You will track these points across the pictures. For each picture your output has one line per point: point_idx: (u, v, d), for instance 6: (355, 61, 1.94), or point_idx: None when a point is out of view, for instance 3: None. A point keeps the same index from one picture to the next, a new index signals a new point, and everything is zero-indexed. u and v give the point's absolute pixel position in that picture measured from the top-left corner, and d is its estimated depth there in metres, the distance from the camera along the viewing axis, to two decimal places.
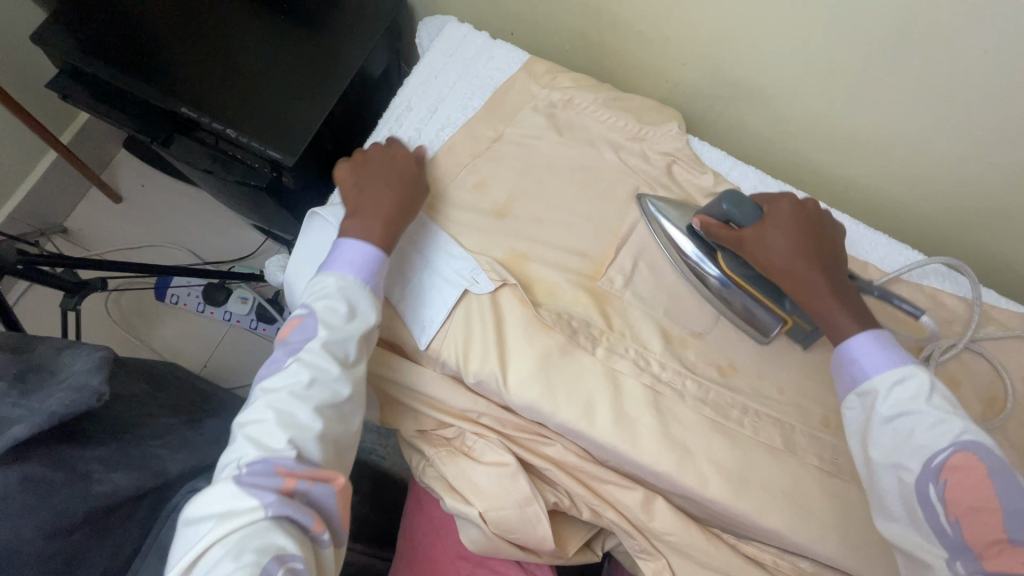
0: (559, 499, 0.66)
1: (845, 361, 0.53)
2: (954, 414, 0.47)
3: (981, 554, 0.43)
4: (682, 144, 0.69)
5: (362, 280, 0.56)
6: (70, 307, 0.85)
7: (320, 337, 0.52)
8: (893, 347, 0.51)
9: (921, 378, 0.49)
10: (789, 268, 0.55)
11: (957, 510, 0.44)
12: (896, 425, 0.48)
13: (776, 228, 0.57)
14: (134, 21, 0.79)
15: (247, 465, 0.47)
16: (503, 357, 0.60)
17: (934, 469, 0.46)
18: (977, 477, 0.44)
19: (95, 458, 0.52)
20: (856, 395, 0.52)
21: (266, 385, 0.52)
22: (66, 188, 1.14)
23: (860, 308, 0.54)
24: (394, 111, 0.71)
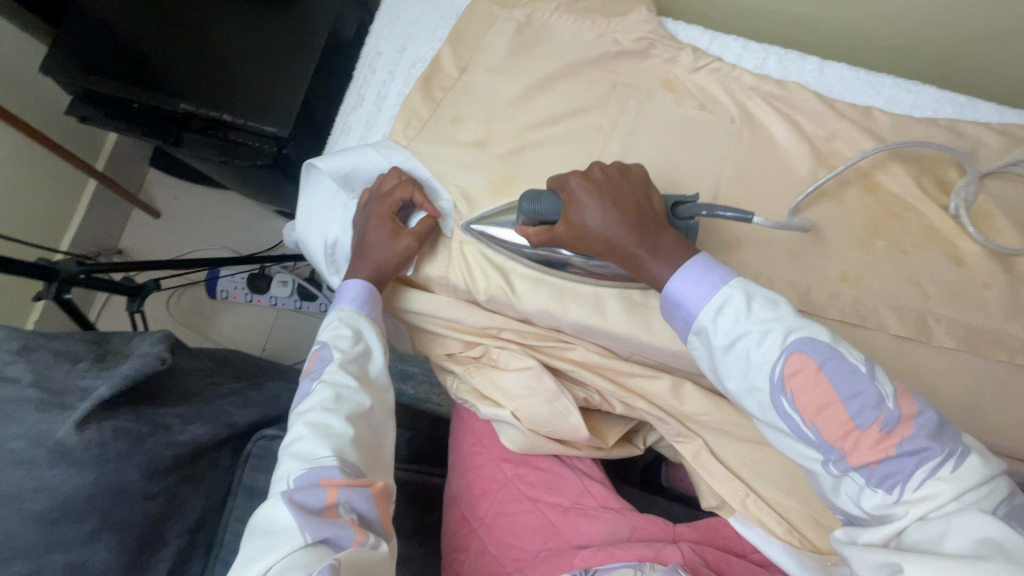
0: (589, 395, 0.69)
1: (673, 304, 0.51)
2: (770, 321, 0.47)
3: (844, 449, 0.43)
4: (655, 26, 0.66)
5: (359, 307, 0.61)
6: (134, 310, 0.96)
7: (335, 359, 0.58)
8: (711, 267, 0.50)
9: (737, 295, 0.48)
10: (608, 238, 0.54)
11: (810, 413, 0.44)
12: (736, 347, 0.48)
13: (579, 211, 0.54)
14: (118, 30, 0.83)
15: (294, 480, 0.52)
16: (505, 270, 0.63)
17: (779, 382, 0.46)
18: (814, 376, 0.44)
19: (173, 414, 0.61)
20: (693, 335, 0.50)
21: (300, 409, 0.57)
22: (110, 213, 1.25)
23: (677, 244, 0.52)
24: (365, 59, 0.71)
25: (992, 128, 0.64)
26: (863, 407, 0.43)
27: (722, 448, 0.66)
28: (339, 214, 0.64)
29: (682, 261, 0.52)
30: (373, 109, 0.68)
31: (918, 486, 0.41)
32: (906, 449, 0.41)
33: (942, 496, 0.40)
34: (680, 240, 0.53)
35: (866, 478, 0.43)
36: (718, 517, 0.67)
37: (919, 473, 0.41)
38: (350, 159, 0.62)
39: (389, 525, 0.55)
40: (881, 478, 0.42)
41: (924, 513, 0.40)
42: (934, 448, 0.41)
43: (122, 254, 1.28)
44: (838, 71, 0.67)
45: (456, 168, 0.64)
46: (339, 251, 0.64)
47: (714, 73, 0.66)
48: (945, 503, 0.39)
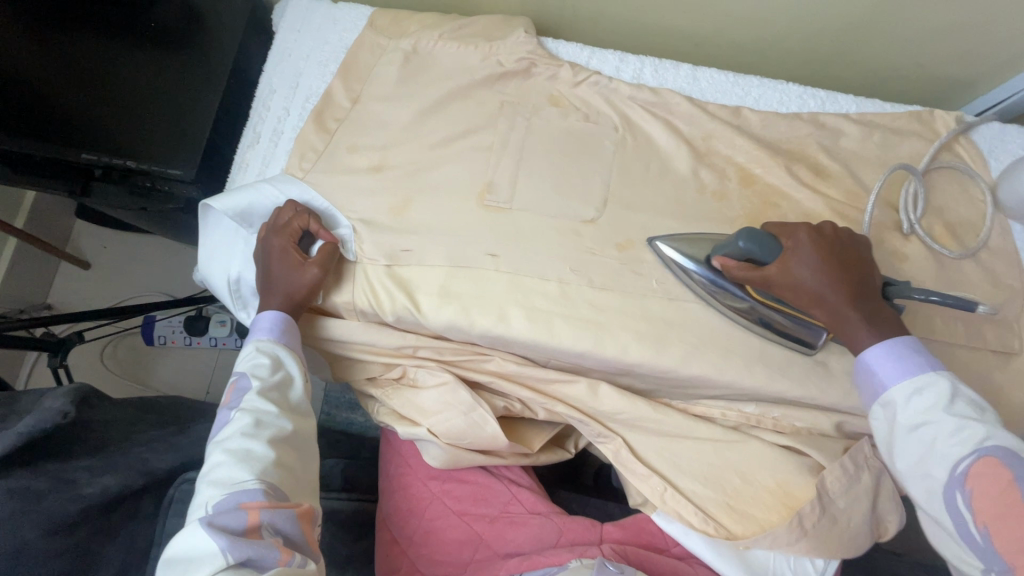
0: (509, 404, 0.71)
1: (867, 369, 0.55)
2: (968, 419, 0.49)
3: (1013, 563, 0.45)
4: (535, 46, 0.70)
5: (276, 336, 0.61)
6: (57, 365, 0.94)
7: (253, 387, 0.57)
8: (919, 351, 0.54)
9: (942, 385, 0.51)
10: (818, 294, 0.56)
11: (983, 515, 0.47)
12: (917, 437, 0.51)
13: (800, 258, 0.57)
14: (9, 82, 0.81)
15: (212, 507, 0.50)
16: (411, 291, 0.64)
17: (959, 477, 0.49)
18: (1002, 482, 0.47)
19: (81, 467, 0.60)
20: (880, 406, 0.54)
21: (218, 438, 0.56)
22: (35, 268, 1.22)
23: (877, 314, 0.55)
24: (260, 96, 0.72)
25: (850, 118, 0.70)
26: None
27: (639, 442, 0.68)
28: (240, 250, 0.65)
29: (888, 333, 0.55)
30: (269, 145, 0.70)
31: None
32: None
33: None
34: (892, 316, 0.56)
35: None
36: (643, 514, 0.70)
37: None
38: (245, 196, 0.64)
39: (314, 547, 0.54)
40: None
41: None
42: None
43: (51, 309, 1.25)
44: (708, 75, 0.72)
45: (355, 196, 0.66)
46: (244, 286, 0.65)
47: (594, 86, 0.70)
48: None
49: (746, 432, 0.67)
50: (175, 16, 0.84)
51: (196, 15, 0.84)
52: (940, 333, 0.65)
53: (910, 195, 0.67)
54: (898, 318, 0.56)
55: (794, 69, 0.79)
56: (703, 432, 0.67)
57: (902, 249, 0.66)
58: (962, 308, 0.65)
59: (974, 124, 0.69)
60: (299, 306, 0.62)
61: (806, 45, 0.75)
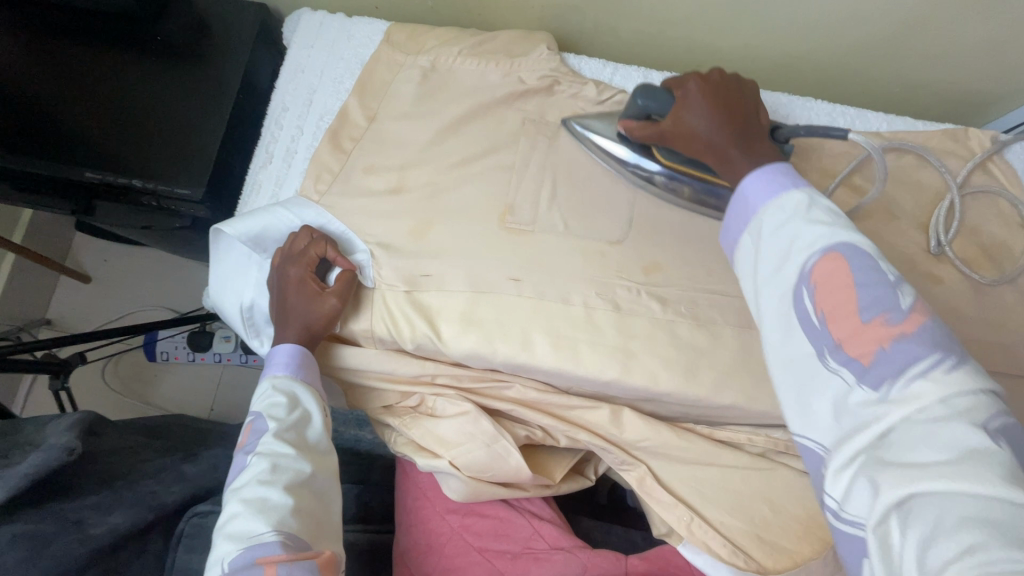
0: (531, 433, 0.68)
1: (738, 202, 0.45)
2: (822, 223, 0.40)
3: (842, 338, 0.37)
4: (557, 62, 0.68)
5: (292, 372, 0.58)
6: (59, 387, 0.91)
7: (269, 429, 0.55)
8: (784, 173, 0.44)
9: (797, 200, 0.42)
10: (710, 140, 0.50)
11: (824, 304, 0.38)
12: (780, 233, 0.41)
13: (690, 108, 0.51)
14: (11, 97, 0.78)
15: (229, 563, 0.48)
16: (431, 318, 0.62)
17: (805, 275, 0.39)
18: (844, 286, 0.37)
19: (88, 505, 0.57)
20: (747, 233, 0.44)
21: (234, 485, 0.53)
22: (34, 282, 1.19)
23: (756, 141, 0.48)
24: (272, 115, 0.70)
25: (882, 137, 0.68)
26: (874, 297, 0.37)
27: (665, 471, 0.66)
28: (253, 276, 0.63)
29: (765, 163, 0.46)
30: (283, 166, 0.67)
31: (905, 386, 0.34)
32: (899, 347, 0.35)
33: (928, 398, 0.33)
34: (775, 152, 0.49)
35: (860, 377, 0.36)
36: (668, 545, 0.67)
37: (911, 370, 0.34)
38: (259, 221, 0.61)
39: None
40: (874, 373, 0.35)
41: (908, 415, 0.33)
42: (924, 352, 0.34)
43: (51, 324, 1.21)
44: None
45: (373, 218, 0.64)
46: (257, 314, 0.63)
47: (619, 103, 0.68)
48: (930, 406, 0.33)
49: (775, 460, 0.65)
50: (183, 30, 0.81)
51: (203, 28, 0.82)
52: (975, 359, 0.63)
53: (943, 215, 0.64)
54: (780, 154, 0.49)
55: (819, 84, 0.77)
56: (732, 460, 0.65)
57: (936, 272, 0.64)
58: (997, 333, 0.63)
59: (1008, 142, 0.67)
60: (314, 335, 0.59)
61: (833, 61, 0.73)
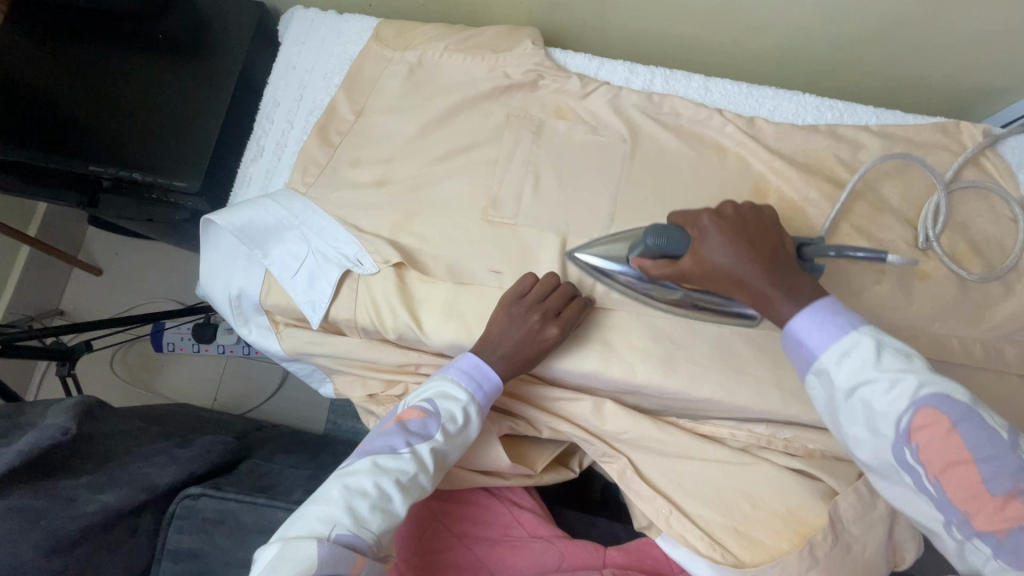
0: (514, 424, 0.69)
1: (793, 344, 0.47)
2: (902, 378, 0.42)
3: (969, 512, 0.40)
4: (542, 57, 0.69)
5: (473, 390, 0.58)
6: (64, 373, 0.94)
7: (425, 436, 0.55)
8: (838, 311, 0.46)
9: (866, 344, 0.44)
10: (736, 275, 0.50)
11: (936, 470, 0.41)
12: (858, 377, 0.44)
13: (710, 244, 0.51)
14: (23, 95, 0.82)
15: (337, 533, 0.49)
16: (413, 309, 0.63)
17: (905, 433, 0.42)
18: (945, 430, 0.41)
19: (82, 484, 0.60)
20: (812, 374, 0.46)
21: (375, 460, 0.54)
22: (49, 273, 1.23)
23: (796, 281, 0.48)
24: (264, 110, 0.72)
25: (870, 130, 0.67)
26: (1001, 472, 0.40)
27: (646, 463, 0.66)
28: (241, 266, 0.65)
29: (810, 299, 0.47)
30: (273, 160, 0.69)
31: None
32: None
33: None
34: (812, 282, 0.49)
35: (993, 548, 0.39)
36: (648, 538, 0.68)
37: None
38: (247, 213, 0.63)
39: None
40: (1013, 548, 0.39)
41: None
42: None
43: (64, 314, 1.26)
44: (721, 86, 0.70)
45: (360, 210, 0.66)
46: (245, 302, 0.65)
47: (603, 96, 0.68)
48: None
49: (756, 454, 0.65)
50: (184, 28, 0.84)
51: (202, 25, 0.84)
52: (960, 355, 0.62)
53: (931, 209, 0.63)
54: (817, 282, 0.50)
55: (808, 78, 0.77)
56: (713, 455, 0.65)
57: (923, 268, 0.64)
58: (983, 330, 0.63)
59: (1001, 137, 0.66)
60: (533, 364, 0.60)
61: (822, 55, 0.73)
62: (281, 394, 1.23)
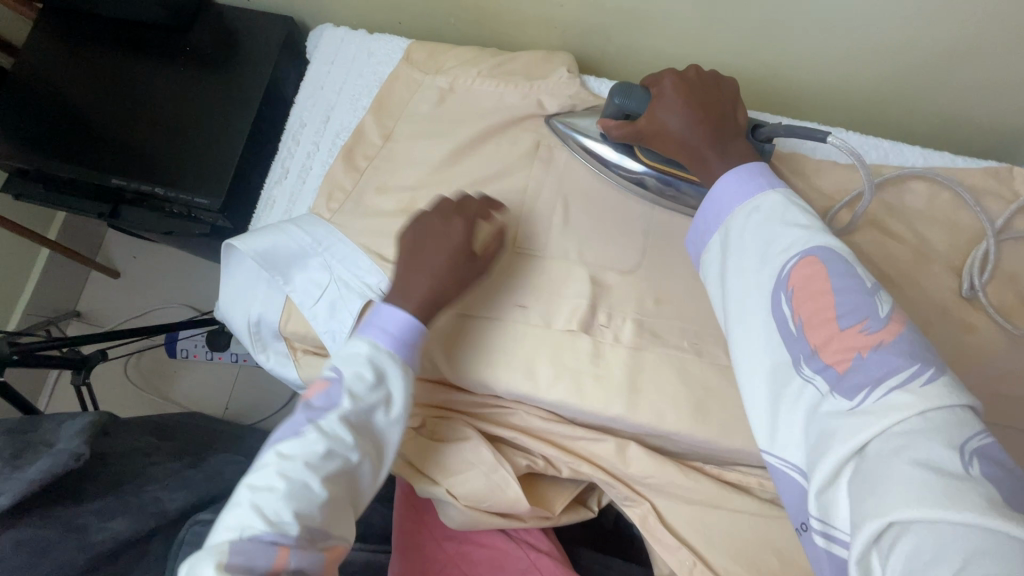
0: (532, 462, 0.67)
1: (709, 208, 0.51)
2: (796, 226, 0.45)
3: (818, 345, 0.41)
4: (576, 86, 0.67)
5: (393, 344, 0.56)
6: (79, 383, 0.93)
7: (343, 405, 0.53)
8: (761, 173, 0.50)
9: (773, 201, 0.48)
10: (682, 139, 0.54)
11: (801, 305, 0.43)
12: (757, 236, 0.47)
13: (665, 104, 0.55)
14: (50, 104, 0.82)
15: (248, 534, 0.46)
16: (435, 343, 0.61)
17: (783, 279, 0.44)
18: (819, 282, 0.42)
19: (91, 511, 0.58)
20: (719, 237, 0.51)
21: (280, 448, 0.51)
22: (67, 275, 1.23)
23: (728, 138, 0.53)
24: (290, 131, 0.70)
25: (917, 173, 0.64)
26: (854, 307, 0.40)
27: (670, 510, 0.64)
28: (262, 291, 0.64)
29: (741, 163, 0.52)
30: (298, 183, 0.68)
31: (882, 395, 0.37)
32: (875, 355, 0.38)
33: (902, 407, 0.36)
34: (748, 151, 0.53)
35: (834, 384, 0.39)
36: None
37: (889, 382, 0.37)
38: (269, 238, 0.62)
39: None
40: (850, 383, 0.39)
41: (885, 425, 0.36)
42: (904, 363, 0.37)
43: (80, 316, 1.26)
44: (762, 120, 0.67)
45: (385, 238, 0.64)
46: (263, 328, 0.64)
47: None
48: (909, 416, 0.35)
49: None
50: (212, 40, 0.83)
51: (230, 39, 0.83)
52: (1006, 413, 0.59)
53: (979, 257, 0.60)
54: (753, 151, 0.54)
55: (850, 113, 0.74)
56: (741, 505, 0.62)
57: (970, 320, 0.60)
58: None
59: None
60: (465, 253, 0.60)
61: (867, 91, 0.70)
62: (292, 406, 1.22)
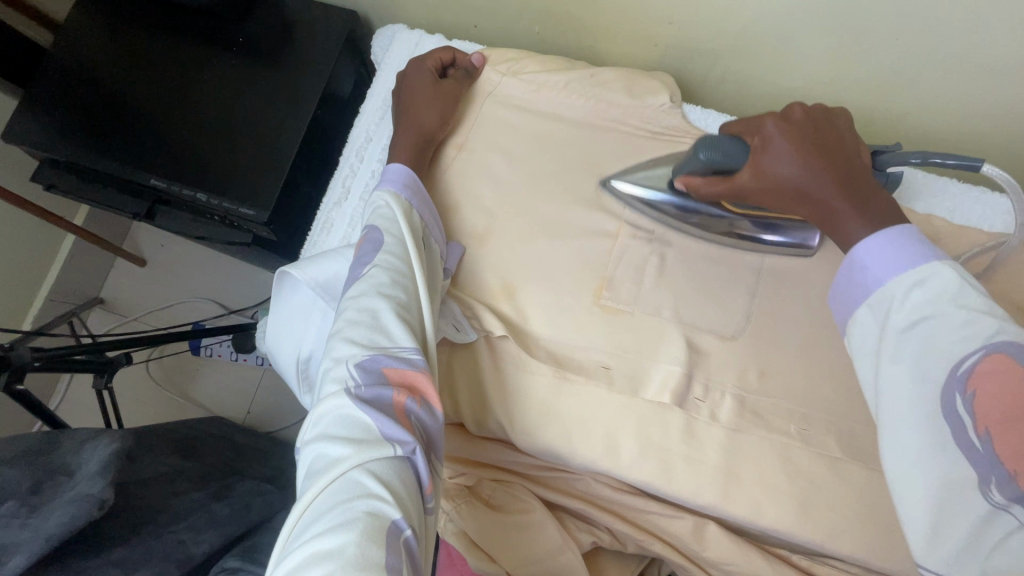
0: (597, 539, 0.57)
1: (846, 271, 0.40)
2: (978, 312, 0.33)
3: (1022, 472, 0.30)
4: (679, 118, 0.59)
5: (405, 194, 0.54)
6: (101, 387, 0.88)
7: (387, 243, 0.50)
8: (912, 237, 0.38)
9: (945, 275, 0.35)
10: (803, 190, 0.43)
11: (990, 420, 0.31)
12: (922, 313, 0.35)
13: (774, 153, 0.44)
14: (90, 91, 0.75)
15: (360, 495, 0.36)
16: (505, 401, 0.55)
17: (962, 378, 0.32)
18: (1019, 388, 0.31)
19: (112, 563, 0.52)
20: (865, 306, 0.39)
21: (352, 290, 0.48)
22: (92, 261, 1.18)
23: (870, 198, 0.41)
24: (353, 146, 0.66)
25: None
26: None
27: None
28: (314, 325, 0.56)
29: (888, 223, 0.40)
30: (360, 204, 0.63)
31: None
32: None
33: None
34: (894, 206, 0.42)
35: None
36: None
37: None
38: (329, 266, 0.55)
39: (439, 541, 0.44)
40: None
41: None
42: None
43: (103, 304, 1.20)
44: None
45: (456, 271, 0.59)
46: (313, 367, 0.55)
47: None
48: None
49: None
50: (267, 32, 0.76)
51: (287, 33, 0.75)
52: None
53: None
54: (898, 207, 0.42)
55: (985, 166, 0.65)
56: None
57: None
58: None
59: None
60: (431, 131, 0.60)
61: None
62: None
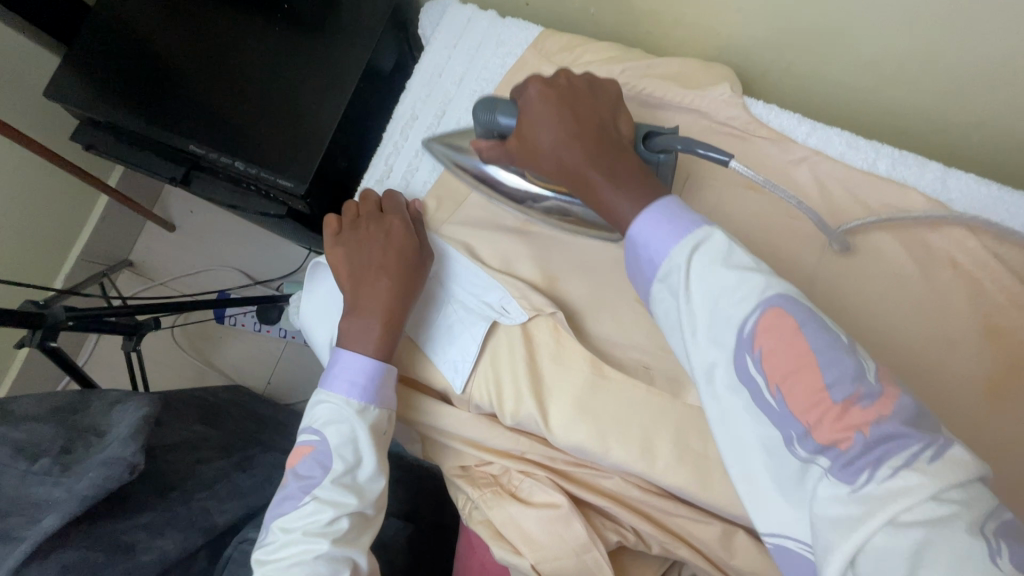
0: (623, 538, 0.56)
1: (633, 251, 0.41)
2: (746, 270, 0.37)
3: (809, 422, 0.33)
4: (738, 110, 0.58)
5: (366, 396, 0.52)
6: (130, 349, 0.89)
7: (334, 466, 0.51)
8: (684, 210, 0.40)
9: (719, 237, 0.38)
10: (561, 160, 0.45)
11: (775, 377, 0.34)
12: (709, 281, 0.37)
13: (534, 120, 0.47)
14: (132, 51, 0.74)
15: None
16: (539, 393, 0.54)
17: (747, 339, 0.35)
18: (791, 338, 0.34)
19: (140, 526, 0.54)
20: (659, 282, 0.40)
21: (283, 523, 0.51)
22: (124, 224, 1.19)
23: (629, 170, 0.44)
24: (398, 120, 0.65)
25: None
26: (842, 373, 0.33)
27: None
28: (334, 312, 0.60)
29: (646, 199, 0.42)
30: (402, 182, 0.63)
31: (887, 479, 0.30)
32: (873, 435, 0.31)
33: (917, 493, 0.29)
34: (645, 173, 0.44)
35: (834, 463, 0.32)
36: None
37: (891, 463, 0.30)
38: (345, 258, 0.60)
39: None
40: (852, 463, 0.31)
41: (893, 517, 0.29)
42: (907, 435, 0.31)
43: (132, 267, 1.22)
44: (964, 182, 0.54)
45: (496, 254, 0.58)
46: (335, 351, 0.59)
47: (790, 157, 0.57)
48: (922, 502, 0.29)
49: None
50: None
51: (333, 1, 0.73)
52: None
53: None
54: (645, 168, 0.45)
55: None
56: None
57: None
58: None
59: None
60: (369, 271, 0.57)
61: None
62: None
